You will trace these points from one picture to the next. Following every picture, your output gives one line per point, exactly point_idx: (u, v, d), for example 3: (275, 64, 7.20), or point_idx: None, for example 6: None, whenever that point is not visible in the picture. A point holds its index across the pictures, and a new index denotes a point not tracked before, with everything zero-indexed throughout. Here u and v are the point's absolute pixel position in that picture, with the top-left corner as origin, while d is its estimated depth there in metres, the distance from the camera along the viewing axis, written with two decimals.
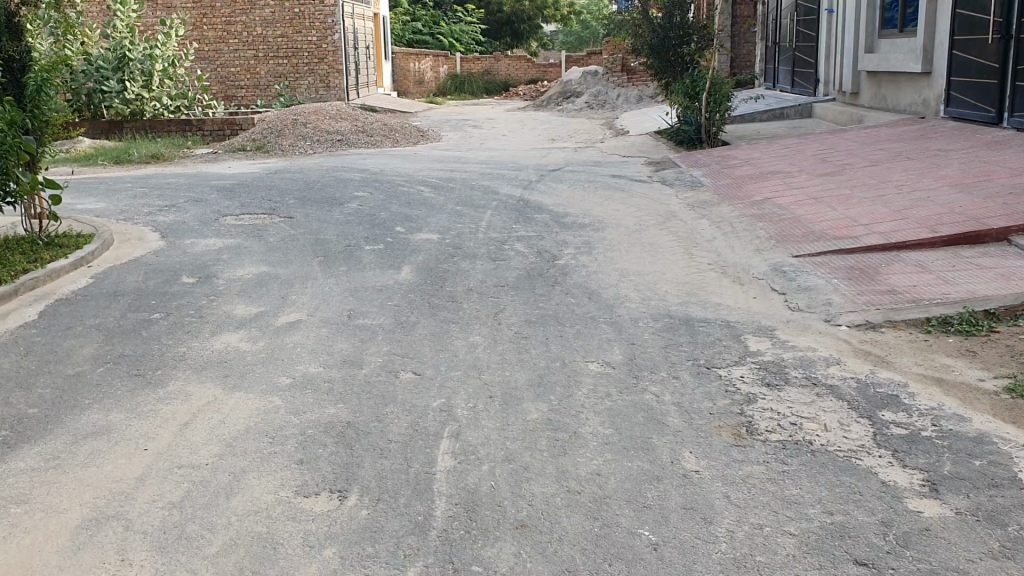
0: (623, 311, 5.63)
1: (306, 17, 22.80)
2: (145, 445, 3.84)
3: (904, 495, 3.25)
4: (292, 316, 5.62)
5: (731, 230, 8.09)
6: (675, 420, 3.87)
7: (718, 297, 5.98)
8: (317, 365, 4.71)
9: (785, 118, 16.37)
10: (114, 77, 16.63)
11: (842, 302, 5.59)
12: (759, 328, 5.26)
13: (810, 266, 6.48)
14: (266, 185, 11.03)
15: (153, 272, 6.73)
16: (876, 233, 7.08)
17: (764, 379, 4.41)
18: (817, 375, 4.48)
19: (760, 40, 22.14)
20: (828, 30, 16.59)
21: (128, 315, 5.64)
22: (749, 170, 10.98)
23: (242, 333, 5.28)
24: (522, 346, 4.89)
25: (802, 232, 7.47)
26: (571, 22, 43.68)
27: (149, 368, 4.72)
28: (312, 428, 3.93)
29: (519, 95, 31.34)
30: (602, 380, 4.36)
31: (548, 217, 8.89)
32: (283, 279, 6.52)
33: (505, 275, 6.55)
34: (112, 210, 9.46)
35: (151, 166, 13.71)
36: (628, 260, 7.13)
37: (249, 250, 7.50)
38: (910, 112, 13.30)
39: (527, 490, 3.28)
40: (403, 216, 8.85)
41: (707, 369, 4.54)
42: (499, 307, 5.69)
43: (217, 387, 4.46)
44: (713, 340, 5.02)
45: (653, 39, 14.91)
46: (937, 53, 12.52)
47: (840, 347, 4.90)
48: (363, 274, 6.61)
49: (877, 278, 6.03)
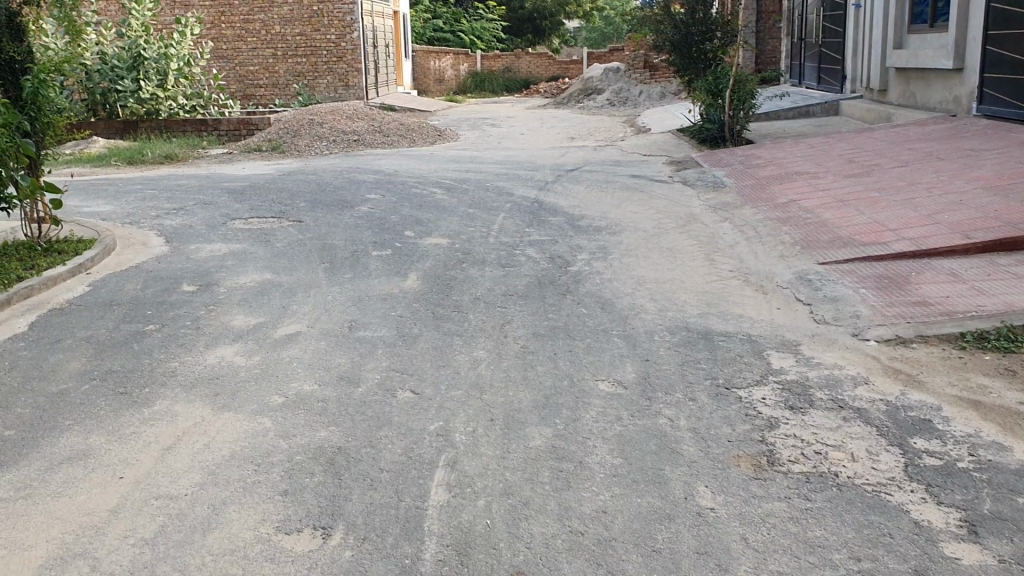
0: (638, 323, 5.34)
1: (325, 15, 22.61)
2: (123, 472, 3.61)
3: (939, 539, 2.94)
4: (291, 327, 5.38)
5: (754, 234, 7.78)
6: (690, 449, 3.59)
7: (740, 308, 5.68)
8: (313, 383, 4.45)
9: (811, 115, 15.98)
10: (128, 77, 16.52)
11: (870, 314, 5.28)
12: (782, 343, 4.97)
13: (836, 275, 6.17)
14: (278, 187, 10.84)
15: (152, 280, 6.52)
16: (906, 239, 6.75)
17: (787, 402, 4.11)
18: (844, 397, 4.18)
19: (785, 36, 21.73)
20: (856, 25, 16.18)
21: (121, 327, 5.42)
22: (773, 170, 10.65)
23: (237, 346, 5.05)
24: (529, 362, 4.63)
25: (829, 237, 7.15)
26: (594, 19, 43.31)
27: (137, 386, 4.49)
28: (301, 453, 3.68)
29: (540, 92, 31.05)
30: (612, 402, 4.08)
31: (563, 220, 8.62)
32: (286, 287, 6.30)
33: (514, 282, 6.29)
34: (119, 213, 9.30)
35: (165, 167, 13.59)
36: (645, 266, 6.84)
37: (255, 256, 7.27)
38: (941, 110, 12.89)
39: (526, 530, 3.02)
40: (414, 219, 8.61)
41: (727, 390, 4.24)
42: (507, 318, 5.43)
43: (206, 407, 4.22)
44: (733, 357, 4.72)
45: (675, 35, 14.59)
46: (970, 48, 12.11)
47: (868, 364, 4.59)
48: (368, 282, 6.37)
49: (908, 288, 5.71)
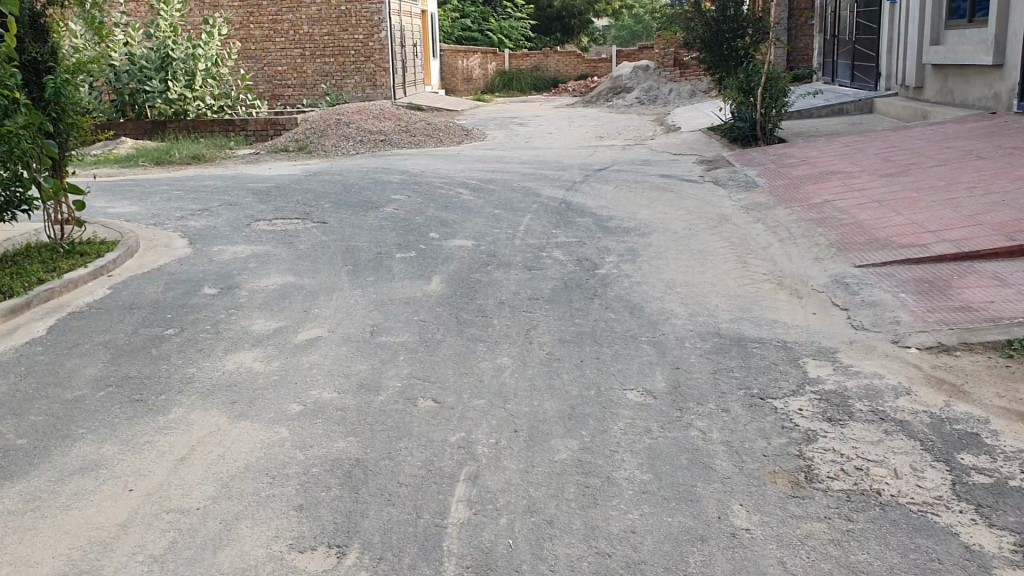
0: (669, 328, 5.17)
1: (353, 15, 22.59)
2: (134, 483, 3.50)
3: (991, 565, 2.75)
4: (312, 332, 5.26)
5: (788, 236, 7.56)
6: (724, 464, 3.42)
7: (774, 313, 5.49)
8: (331, 391, 4.32)
9: (844, 113, 15.68)
10: (157, 78, 16.53)
11: (910, 320, 5.08)
12: (819, 350, 4.77)
13: (874, 278, 5.95)
14: (303, 187, 10.77)
15: (174, 283, 6.43)
16: (947, 241, 6.52)
17: (825, 414, 3.92)
18: (885, 408, 3.98)
19: (816, 34, 21.41)
20: (891, 21, 15.86)
21: (140, 331, 5.33)
22: (806, 170, 10.41)
23: (257, 352, 4.94)
24: (555, 370, 4.47)
25: (866, 239, 6.93)
26: (622, 17, 43.05)
27: (153, 393, 4.39)
28: (317, 465, 3.55)
29: (568, 91, 30.88)
30: (641, 413, 3.91)
31: (591, 221, 8.45)
32: (308, 290, 6.19)
33: (541, 286, 6.14)
34: (143, 214, 9.25)
35: (192, 168, 13.58)
36: (675, 269, 6.66)
37: (277, 258, 7.17)
38: (980, 107, 12.58)
39: (550, 551, 2.86)
40: (440, 220, 8.49)
41: (762, 401, 4.06)
42: (533, 323, 5.27)
43: (222, 416, 4.10)
44: (768, 365, 4.54)
45: (705, 32, 14.32)
46: (1011, 44, 11.80)
47: (909, 374, 4.39)
48: (391, 285, 6.25)
49: (949, 292, 5.48)
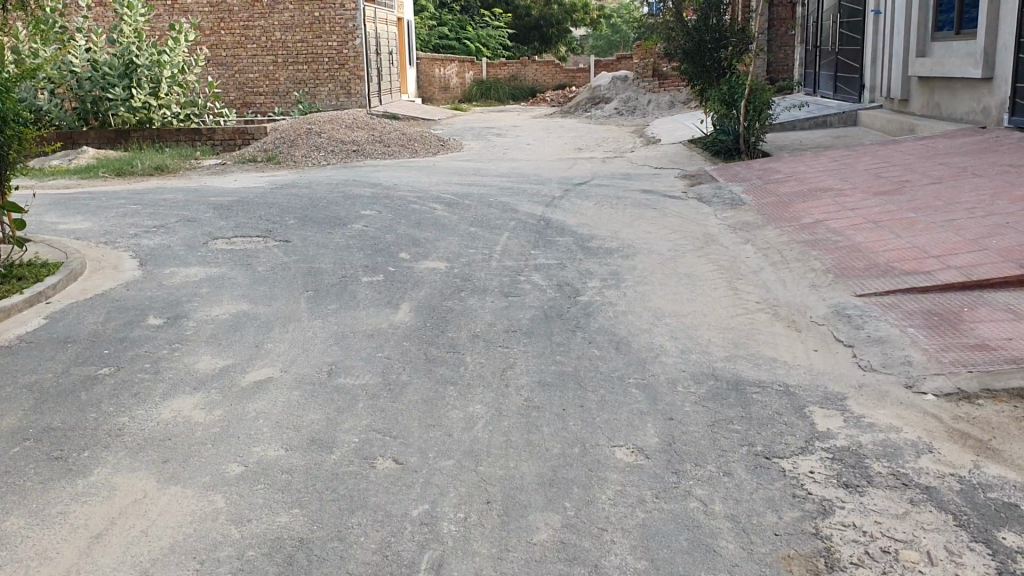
0: (659, 368, 4.68)
1: (326, 21, 22.03)
2: (36, 569, 2.98)
3: None
4: (262, 372, 4.73)
5: (781, 259, 7.12)
6: (730, 548, 2.95)
7: (772, 350, 5.02)
8: (278, 448, 3.80)
9: (829, 126, 15.32)
10: (120, 84, 15.83)
11: (924, 360, 4.62)
12: (826, 396, 4.30)
13: (877, 309, 5.50)
14: (267, 201, 10.22)
15: (118, 311, 5.88)
16: (952, 268, 6.08)
17: (841, 477, 3.45)
18: (907, 470, 3.51)
19: (798, 44, 21.08)
20: (875, 32, 15.53)
21: (71, 370, 4.78)
22: (795, 186, 10.00)
23: (198, 397, 4.40)
24: (533, 420, 3.96)
25: (865, 264, 6.49)
26: (601, 26, 42.68)
27: (73, 449, 3.84)
28: (254, 547, 3.04)
29: (546, 101, 30.48)
30: (632, 478, 3.42)
31: (570, 240, 7.97)
32: (263, 320, 5.66)
33: (518, 315, 5.64)
34: (95, 231, 8.67)
35: (153, 180, 12.97)
36: (662, 296, 6.19)
37: (233, 282, 6.63)
38: (969, 122, 12.23)
39: None
40: (411, 239, 7.98)
41: (767, 461, 3.58)
42: (509, 362, 4.77)
43: (150, 480, 3.57)
44: (771, 415, 4.05)
45: (687, 42, 13.88)
46: (1000, 56, 11.45)
47: (929, 426, 3.93)
48: (355, 314, 5.73)
49: (962, 328, 5.03)
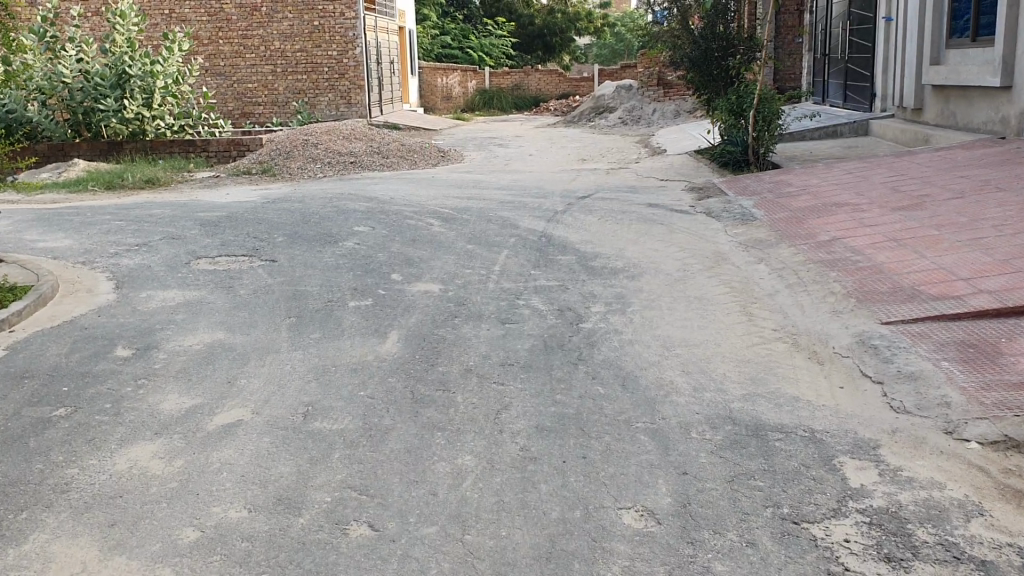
0: (669, 410, 4.23)
1: (327, 30, 21.67)
2: None
3: None
4: (232, 414, 4.29)
5: (797, 280, 6.67)
6: None
7: (794, 388, 4.57)
8: (241, 508, 3.36)
9: (840, 135, 14.87)
10: (112, 95, 15.42)
11: (963, 401, 4.16)
12: (857, 445, 3.84)
13: (906, 340, 5.04)
14: (257, 217, 9.80)
15: (84, 341, 5.46)
16: (985, 292, 5.63)
17: (882, 548, 3.00)
18: (958, 538, 3.06)
19: (806, 52, 20.62)
20: (886, 40, 15.08)
21: (23, 412, 4.34)
22: (808, 200, 9.57)
23: (159, 444, 3.97)
24: (530, 477, 3.51)
25: (889, 287, 6.04)
26: (605, 35, 42.31)
27: (10, 510, 3.40)
28: None
29: (550, 109, 30.11)
30: (641, 550, 2.97)
31: (573, 259, 7.54)
32: (239, 351, 5.23)
33: (515, 346, 5.19)
34: (75, 249, 8.26)
35: (142, 194, 12.56)
36: (671, 323, 5.74)
37: (212, 306, 6.22)
38: (988, 131, 11.78)
39: None
40: (404, 258, 7.55)
41: (796, 527, 3.13)
42: (505, 403, 4.32)
43: (93, 549, 3.13)
44: (798, 469, 3.60)
45: (694, 51, 13.43)
46: (1021, 63, 11.00)
47: (977, 483, 3.47)
48: (339, 344, 5.29)
49: (1001, 362, 4.57)
